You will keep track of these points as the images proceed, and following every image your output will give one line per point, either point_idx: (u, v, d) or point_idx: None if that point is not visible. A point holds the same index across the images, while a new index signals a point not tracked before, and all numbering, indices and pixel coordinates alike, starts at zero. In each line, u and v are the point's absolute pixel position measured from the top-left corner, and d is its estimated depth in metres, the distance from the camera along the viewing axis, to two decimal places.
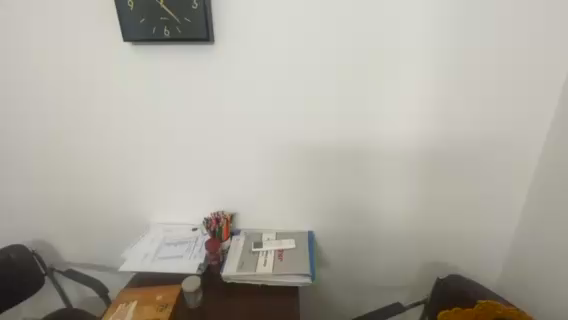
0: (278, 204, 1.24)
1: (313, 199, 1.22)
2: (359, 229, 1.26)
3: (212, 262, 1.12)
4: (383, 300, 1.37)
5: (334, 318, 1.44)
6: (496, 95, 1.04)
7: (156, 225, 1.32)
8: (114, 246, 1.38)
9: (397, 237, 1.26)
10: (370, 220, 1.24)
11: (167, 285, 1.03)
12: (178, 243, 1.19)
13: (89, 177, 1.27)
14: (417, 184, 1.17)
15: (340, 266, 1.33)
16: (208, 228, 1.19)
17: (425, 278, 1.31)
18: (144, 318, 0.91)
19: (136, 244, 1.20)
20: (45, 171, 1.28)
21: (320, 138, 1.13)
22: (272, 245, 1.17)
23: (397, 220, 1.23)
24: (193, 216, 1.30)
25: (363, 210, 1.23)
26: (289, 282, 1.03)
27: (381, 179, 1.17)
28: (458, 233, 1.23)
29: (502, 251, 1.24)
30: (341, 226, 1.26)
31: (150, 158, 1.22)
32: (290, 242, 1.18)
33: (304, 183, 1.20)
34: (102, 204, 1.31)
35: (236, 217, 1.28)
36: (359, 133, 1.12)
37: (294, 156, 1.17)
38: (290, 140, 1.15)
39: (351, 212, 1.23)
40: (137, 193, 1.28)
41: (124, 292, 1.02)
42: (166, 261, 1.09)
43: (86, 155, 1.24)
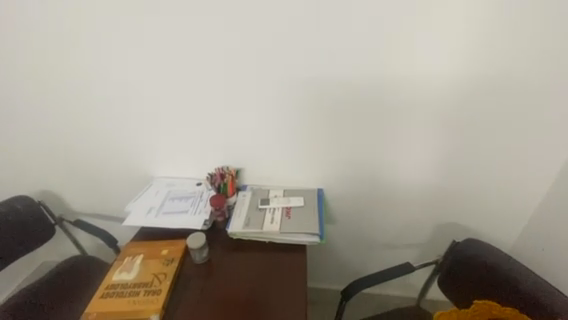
0: (288, 160, 1.16)
1: (326, 156, 1.13)
2: (373, 188, 1.19)
3: (218, 218, 1.08)
4: (391, 256, 1.36)
5: (339, 272, 1.45)
6: (559, 35, 0.85)
7: (160, 178, 1.27)
8: (120, 198, 1.37)
9: (413, 197, 1.19)
10: (386, 179, 1.16)
11: (173, 240, 1.02)
12: (182, 197, 1.15)
13: (86, 127, 1.19)
14: (442, 141, 1.05)
15: (350, 224, 1.29)
16: (212, 183, 1.13)
17: (437, 238, 1.28)
18: (150, 272, 0.90)
19: (140, 197, 1.17)
20: (40, 122, 1.20)
21: (338, 86, 0.99)
22: (280, 202, 1.11)
23: (415, 179, 1.15)
24: (198, 170, 1.24)
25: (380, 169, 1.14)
26: (297, 240, 1.00)
27: (402, 134, 1.06)
28: (480, 195, 1.15)
29: (524, 213, 1.17)
30: (355, 185, 1.19)
31: (148, 108, 1.11)
32: (299, 199, 1.12)
33: (318, 138, 1.10)
34: (104, 157, 1.26)
35: (242, 172, 1.21)
36: (384, 83, 0.97)
37: (307, 108, 1.05)
38: (304, 89, 1.01)
39: (366, 169, 1.15)
40: (137, 145, 1.20)
41: (130, 246, 1.01)
42: (171, 216, 1.06)
43: (80, 103, 1.14)
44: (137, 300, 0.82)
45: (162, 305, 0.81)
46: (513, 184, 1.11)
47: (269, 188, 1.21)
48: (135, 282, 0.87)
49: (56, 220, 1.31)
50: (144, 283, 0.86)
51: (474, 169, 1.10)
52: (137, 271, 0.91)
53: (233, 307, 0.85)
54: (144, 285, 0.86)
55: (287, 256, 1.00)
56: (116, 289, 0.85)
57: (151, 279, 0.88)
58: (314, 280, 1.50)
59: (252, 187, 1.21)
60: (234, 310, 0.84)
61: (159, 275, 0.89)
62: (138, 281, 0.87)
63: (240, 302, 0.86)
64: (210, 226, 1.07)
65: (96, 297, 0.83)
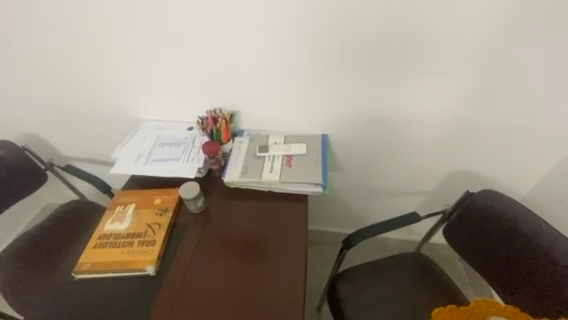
0: (289, 103, 1.02)
1: (333, 98, 0.99)
2: (383, 134, 1.08)
3: (213, 167, 0.99)
4: (395, 204, 1.32)
5: (341, 219, 1.44)
6: None
7: (148, 122, 1.15)
8: (109, 142, 1.27)
9: (427, 144, 1.08)
10: (399, 123, 1.04)
11: (166, 189, 0.95)
12: (173, 144, 1.04)
13: (58, 62, 1.04)
14: (472, 78, 0.90)
15: (355, 172, 1.22)
16: (204, 129, 1.01)
17: (447, 187, 1.21)
18: (143, 223, 0.86)
19: (127, 143, 1.07)
20: (6, 57, 1.05)
21: (352, 7, 0.81)
22: (280, 149, 1.01)
23: (432, 123, 1.02)
24: (189, 114, 1.11)
25: (394, 112, 1.00)
26: (298, 190, 0.92)
27: (424, 70, 0.90)
28: (502, 143, 1.04)
29: (549, 162, 1.07)
30: (364, 130, 1.07)
31: (126, 36, 0.94)
32: (301, 147, 1.02)
33: (324, 77, 0.95)
34: (84, 99, 1.13)
35: (237, 116, 1.08)
36: (408, 3, 0.79)
37: (313, 36, 0.87)
38: (310, 10, 0.83)
39: (377, 112, 1.01)
40: (119, 83, 1.06)
41: (121, 195, 0.95)
42: (161, 164, 0.98)
43: (45, 32, 0.97)
44: (131, 251, 0.79)
45: (157, 256, 0.78)
46: (542, 131, 0.98)
47: (268, 134, 1.09)
48: (128, 233, 0.83)
49: (46, 166, 1.24)
50: (137, 234, 0.83)
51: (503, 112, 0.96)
52: (130, 221, 0.86)
53: (233, 250, 0.83)
54: (138, 235, 0.82)
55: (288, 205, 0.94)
56: (109, 240, 0.82)
57: (145, 230, 0.84)
58: (315, 225, 1.50)
59: (250, 133, 1.09)
60: (234, 252, 0.83)
61: (153, 225, 0.85)
62: (132, 232, 0.83)
63: (240, 245, 0.84)
64: (205, 174, 1.00)
65: (89, 248, 0.80)
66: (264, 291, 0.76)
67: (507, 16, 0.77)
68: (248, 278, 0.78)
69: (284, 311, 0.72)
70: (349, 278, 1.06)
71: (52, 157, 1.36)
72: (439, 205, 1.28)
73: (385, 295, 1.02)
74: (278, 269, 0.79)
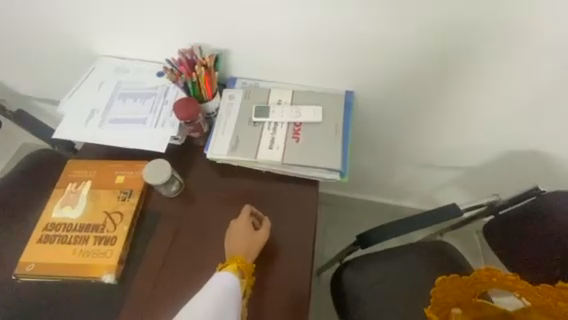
0: (306, 36, 0.71)
1: (373, 28, 0.68)
2: (436, 86, 0.77)
3: (193, 135, 0.72)
4: (422, 178, 1.07)
5: (353, 189, 1.21)
6: None
7: (106, 59, 0.83)
8: (59, 86, 0.95)
9: (491, 103, 0.79)
10: (464, 68, 0.73)
11: (129, 162, 0.71)
12: (138, 96, 0.76)
13: None
14: None
15: (383, 139, 0.94)
16: (175, 81, 0.70)
17: (499, 165, 0.95)
18: (101, 211, 0.65)
19: (77, 92, 0.78)
20: None
21: None
22: (285, 113, 0.72)
23: (507, 73, 0.73)
24: (160, 51, 0.79)
25: (460, 51, 0.70)
26: (307, 175, 0.68)
27: None
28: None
29: None
30: (409, 78, 0.76)
31: None
32: (315, 112, 0.72)
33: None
34: (16, 16, 0.79)
35: (228, 57, 0.76)
36: None
37: None
38: None
39: (435, 51, 0.70)
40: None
41: (72, 168, 0.72)
42: (120, 127, 0.71)
43: None
44: (84, 251, 0.61)
45: (117, 261, 0.60)
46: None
47: (270, 88, 0.78)
48: (81, 224, 0.64)
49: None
50: (94, 227, 0.63)
51: None
52: (84, 207, 0.66)
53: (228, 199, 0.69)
54: (94, 229, 0.63)
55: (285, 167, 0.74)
56: (58, 233, 0.63)
57: (103, 221, 0.64)
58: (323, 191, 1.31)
59: (244, 84, 0.78)
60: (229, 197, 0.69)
61: (113, 215, 0.65)
62: (86, 223, 0.64)
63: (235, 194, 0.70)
64: (184, 143, 0.74)
65: (33, 242, 0.62)
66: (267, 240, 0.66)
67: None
68: None
69: (295, 253, 0.64)
70: (359, 264, 0.91)
71: None
72: (481, 186, 1.03)
73: (398, 286, 0.89)
74: (281, 218, 0.68)
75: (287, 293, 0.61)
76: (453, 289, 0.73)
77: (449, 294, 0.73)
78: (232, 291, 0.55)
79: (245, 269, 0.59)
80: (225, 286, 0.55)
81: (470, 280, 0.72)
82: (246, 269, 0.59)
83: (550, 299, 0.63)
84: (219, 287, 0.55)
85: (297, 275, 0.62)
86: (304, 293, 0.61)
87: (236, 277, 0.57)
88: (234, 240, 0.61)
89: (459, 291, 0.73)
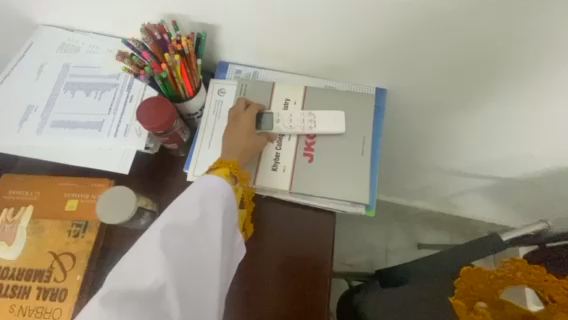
0: (330, 10, 0.49)
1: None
2: (498, 82, 0.57)
3: (169, 146, 0.53)
4: (449, 187, 0.91)
5: None
6: None
7: (47, 30, 0.60)
8: None
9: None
10: (548, 60, 0.52)
11: (83, 181, 0.53)
12: (91, 87, 0.55)
13: None
14: None
15: (411, 142, 0.76)
16: (137, 73, 0.49)
17: (550, 179, 0.78)
18: (45, 251, 0.49)
19: (7, 78, 0.57)
20: None
21: None
22: (294, 120, 0.52)
23: None
24: (120, 21, 0.56)
25: (555, 36, 0.48)
26: (321, 206, 0.52)
27: None
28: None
29: None
30: (465, 71, 0.56)
31: None
32: (336, 121, 0.53)
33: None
34: None
35: (217, 37, 0.55)
36: None
37: None
38: None
39: (514, 36, 0.49)
40: None
41: (5, 187, 0.53)
42: (68, 135, 0.52)
43: None
44: (26, 308, 0.46)
45: None
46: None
47: (274, 81, 0.57)
48: (20, 269, 0.48)
49: None
50: (37, 274, 0.48)
51: None
52: (23, 244, 0.49)
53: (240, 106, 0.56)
54: (37, 277, 0.48)
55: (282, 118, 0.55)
56: None
57: (49, 266, 0.48)
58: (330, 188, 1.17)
59: (239, 73, 0.57)
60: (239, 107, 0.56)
61: (62, 257, 0.48)
62: (26, 267, 0.48)
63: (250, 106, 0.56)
64: (157, 155, 0.55)
65: None
66: (262, 239, 0.53)
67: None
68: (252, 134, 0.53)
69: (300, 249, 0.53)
70: None
71: None
72: (519, 200, 0.87)
73: None
74: (277, 214, 0.54)
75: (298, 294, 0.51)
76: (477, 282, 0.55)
77: (475, 286, 0.55)
78: (226, 194, 0.45)
79: (239, 175, 0.48)
80: (218, 189, 0.45)
81: (494, 273, 0.54)
82: (239, 174, 0.48)
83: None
84: (210, 189, 0.44)
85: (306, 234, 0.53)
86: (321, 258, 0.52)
87: (230, 185, 0.47)
88: (230, 138, 0.50)
89: (485, 284, 0.55)
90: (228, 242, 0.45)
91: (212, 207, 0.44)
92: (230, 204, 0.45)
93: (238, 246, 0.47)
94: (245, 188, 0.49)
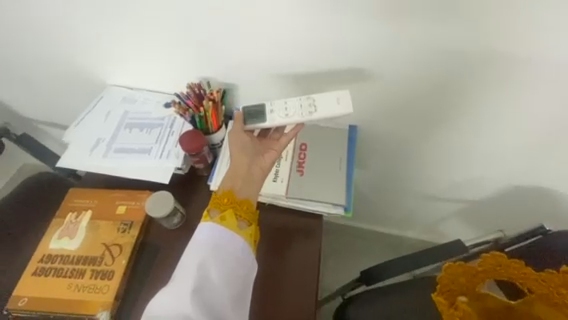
0: (310, 77, 0.73)
1: (381, 67, 0.69)
2: (437, 123, 0.78)
3: (197, 165, 0.72)
4: (426, 211, 1.06)
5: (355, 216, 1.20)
6: None
7: (116, 89, 0.85)
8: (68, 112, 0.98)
9: (495, 140, 0.79)
10: (466, 107, 0.73)
11: (131, 192, 0.70)
12: (144, 126, 0.77)
13: None
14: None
15: (385, 170, 0.95)
16: (183, 115, 0.72)
17: (505, 199, 0.93)
18: (99, 243, 0.64)
19: (84, 121, 0.79)
20: None
21: None
22: (289, 103, 0.69)
23: (507, 119, 0.74)
24: (169, 82, 0.81)
25: (462, 91, 0.70)
26: (310, 208, 0.68)
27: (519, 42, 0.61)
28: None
29: None
30: (411, 115, 0.77)
31: None
32: (343, 100, 0.67)
33: (373, 33, 0.65)
34: (31, 51, 0.83)
35: (235, 92, 0.79)
36: None
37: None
38: None
39: (435, 93, 0.72)
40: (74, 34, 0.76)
41: (72, 197, 0.71)
42: (126, 157, 0.72)
43: None
44: (80, 285, 0.59)
45: (114, 297, 0.58)
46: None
47: None
48: (78, 256, 0.62)
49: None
50: (91, 259, 0.62)
51: None
52: (82, 238, 0.65)
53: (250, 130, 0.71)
54: (91, 262, 0.62)
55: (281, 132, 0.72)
56: (54, 265, 0.61)
57: (101, 253, 0.62)
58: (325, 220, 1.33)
59: None
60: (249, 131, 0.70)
61: (113, 247, 0.63)
62: (83, 256, 0.62)
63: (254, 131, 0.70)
64: (187, 173, 0.74)
65: (28, 275, 0.61)
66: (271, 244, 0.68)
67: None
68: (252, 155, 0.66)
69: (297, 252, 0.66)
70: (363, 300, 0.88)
71: None
72: (486, 221, 1.01)
73: None
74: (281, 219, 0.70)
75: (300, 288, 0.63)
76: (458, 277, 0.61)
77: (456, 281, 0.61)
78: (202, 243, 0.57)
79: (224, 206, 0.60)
80: (197, 241, 0.58)
81: (475, 269, 0.61)
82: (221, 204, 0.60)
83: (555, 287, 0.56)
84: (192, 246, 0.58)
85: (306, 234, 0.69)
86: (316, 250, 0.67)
87: (212, 220, 0.59)
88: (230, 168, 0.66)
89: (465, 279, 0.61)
90: (226, 273, 0.56)
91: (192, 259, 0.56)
92: (207, 248, 0.57)
93: (240, 271, 0.57)
94: (233, 211, 0.60)
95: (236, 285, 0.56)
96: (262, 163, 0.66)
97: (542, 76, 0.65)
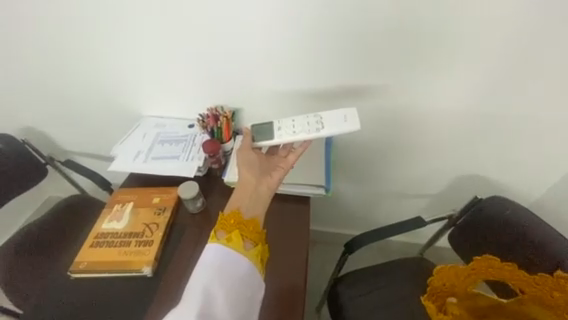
0: (293, 103, 1.00)
1: (342, 95, 0.97)
2: (391, 132, 1.05)
3: (213, 166, 0.96)
4: (397, 206, 1.31)
5: (340, 215, 1.44)
6: None
7: (149, 118, 1.12)
8: (111, 139, 1.26)
9: (435, 143, 1.06)
10: (409, 121, 1.01)
11: (164, 188, 0.92)
12: (173, 141, 1.02)
13: (61, 61, 1.03)
14: (474, 85, 0.89)
15: (359, 171, 1.21)
16: (204, 127, 0.98)
17: (455, 188, 1.18)
18: (141, 223, 0.84)
19: (125, 140, 1.03)
20: (11, 57, 1.05)
21: (358, 13, 0.80)
22: (299, 120, 0.90)
23: (440, 127, 1.01)
24: (189, 111, 1.08)
25: (405, 111, 0.98)
26: (300, 191, 0.94)
27: (433, 76, 0.89)
28: (524, 137, 0.99)
29: (555, 172, 1.06)
30: (372, 127, 1.05)
31: (130, 40, 0.95)
32: (350, 116, 0.86)
33: (334, 73, 0.92)
34: (86, 96, 1.12)
35: (240, 114, 1.05)
36: (412, 14, 0.79)
37: (314, 40, 0.86)
38: (314, 13, 0.81)
39: (385, 112, 1.00)
40: (120, 83, 1.05)
41: (118, 193, 0.92)
42: (161, 163, 0.95)
43: (53, 35, 0.97)
44: (128, 251, 0.78)
45: (154, 257, 0.77)
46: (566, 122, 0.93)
47: None
48: (125, 233, 0.82)
49: (46, 159, 1.26)
50: (135, 234, 0.81)
51: (508, 120, 0.95)
52: (127, 220, 0.84)
53: (259, 152, 0.90)
54: (135, 236, 0.81)
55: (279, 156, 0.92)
56: (106, 239, 0.80)
57: (143, 229, 0.82)
58: (318, 225, 1.53)
59: None
60: (259, 154, 0.89)
61: (152, 225, 0.83)
62: (129, 232, 0.82)
63: (262, 155, 0.90)
64: (205, 173, 0.97)
65: (86, 247, 0.79)
66: (275, 225, 0.95)
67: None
68: (257, 177, 0.83)
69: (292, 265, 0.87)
70: (352, 279, 1.04)
71: (54, 151, 1.36)
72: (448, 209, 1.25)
73: (385, 297, 1.01)
74: (280, 207, 0.98)
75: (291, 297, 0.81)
76: (449, 279, 0.85)
77: (446, 284, 0.85)
78: (209, 267, 0.67)
79: (230, 228, 0.72)
80: (204, 265, 0.68)
81: (468, 271, 0.83)
82: (228, 226, 0.72)
83: (547, 290, 0.76)
84: (199, 268, 0.68)
85: (300, 220, 0.96)
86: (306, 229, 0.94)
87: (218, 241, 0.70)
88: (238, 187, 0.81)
89: (456, 282, 0.85)
90: (233, 291, 0.65)
91: (200, 280, 0.65)
92: (214, 269, 0.67)
93: (248, 290, 0.66)
94: (238, 234, 0.72)
95: (244, 301, 0.65)
96: (267, 183, 0.83)
97: (454, 97, 0.93)
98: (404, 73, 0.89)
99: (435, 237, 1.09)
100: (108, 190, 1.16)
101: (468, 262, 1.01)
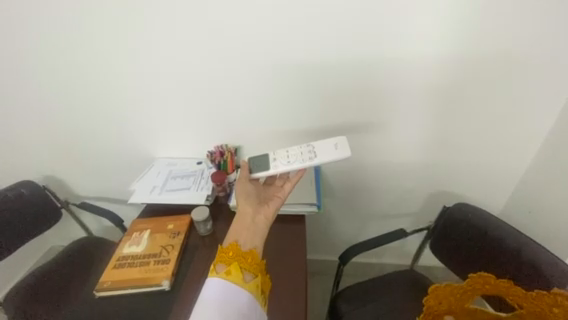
0: (285, 141, 1.21)
1: (324, 135, 1.18)
2: (368, 162, 1.25)
3: (220, 194, 1.12)
4: (385, 227, 1.45)
5: (334, 240, 1.55)
6: (531, 36, 0.90)
7: (161, 159, 1.30)
8: (125, 181, 1.41)
9: (406, 169, 1.25)
10: (380, 152, 1.22)
11: (177, 215, 1.06)
12: (184, 176, 1.18)
13: (85, 122, 1.22)
14: (426, 123, 1.11)
15: (346, 198, 1.37)
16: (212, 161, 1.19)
17: (430, 205, 1.35)
18: (157, 245, 0.96)
19: (142, 178, 1.18)
20: (41, 121, 1.24)
21: (329, 77, 1.04)
22: (293, 150, 1.04)
23: (406, 156, 1.21)
24: (197, 152, 1.27)
25: (375, 144, 1.19)
26: (297, 210, 1.12)
27: (394, 119, 1.12)
28: (476, 160, 1.20)
29: (509, 187, 1.27)
30: (352, 158, 1.24)
31: (146, 105, 1.16)
32: (341, 145, 1.00)
33: (315, 118, 1.13)
34: (104, 147, 1.30)
35: (240, 150, 1.24)
36: (369, 77, 1.03)
37: (297, 95, 1.09)
38: (295, 78, 1.05)
39: (360, 146, 1.21)
40: (136, 135, 1.24)
41: (136, 222, 1.04)
42: (176, 194, 1.11)
43: (80, 103, 1.17)
44: (148, 269, 0.90)
45: (172, 272, 0.89)
46: (505, 143, 1.14)
47: None
48: (144, 254, 0.93)
49: (62, 203, 1.36)
50: (153, 255, 0.93)
51: (460, 148, 1.17)
52: (145, 244, 0.96)
53: (256, 184, 1.00)
54: (153, 256, 0.93)
55: (272, 189, 1.01)
56: (128, 261, 0.92)
57: (160, 250, 0.94)
58: (315, 252, 1.62)
59: None
60: (256, 186, 0.99)
61: (167, 247, 0.95)
62: (147, 253, 0.94)
63: (258, 188, 0.99)
64: (212, 201, 1.12)
65: (111, 268, 0.90)
66: (276, 243, 1.07)
67: (457, 62, 0.97)
68: (255, 206, 0.90)
69: (295, 271, 0.98)
70: (347, 296, 1.12)
71: (68, 196, 1.49)
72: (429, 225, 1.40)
73: (384, 305, 1.09)
74: (279, 228, 1.11)
75: (295, 307, 0.88)
76: (447, 296, 0.74)
77: (442, 301, 0.74)
78: (209, 298, 0.68)
79: (229, 260, 0.75)
80: (203, 297, 0.69)
81: (464, 287, 0.75)
82: (227, 258, 0.75)
83: (546, 306, 0.65)
84: (199, 299, 0.69)
85: (298, 236, 1.09)
86: (302, 245, 1.06)
87: (218, 275, 0.72)
88: (237, 218, 0.87)
89: (452, 299, 0.74)
90: None
91: (198, 312, 0.66)
92: (212, 302, 0.68)
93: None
94: (236, 265, 0.74)
95: None
96: (263, 213, 0.89)
97: (412, 133, 1.15)
98: (370, 116, 1.12)
99: (419, 249, 1.21)
100: (122, 225, 1.28)
101: (451, 268, 1.12)
